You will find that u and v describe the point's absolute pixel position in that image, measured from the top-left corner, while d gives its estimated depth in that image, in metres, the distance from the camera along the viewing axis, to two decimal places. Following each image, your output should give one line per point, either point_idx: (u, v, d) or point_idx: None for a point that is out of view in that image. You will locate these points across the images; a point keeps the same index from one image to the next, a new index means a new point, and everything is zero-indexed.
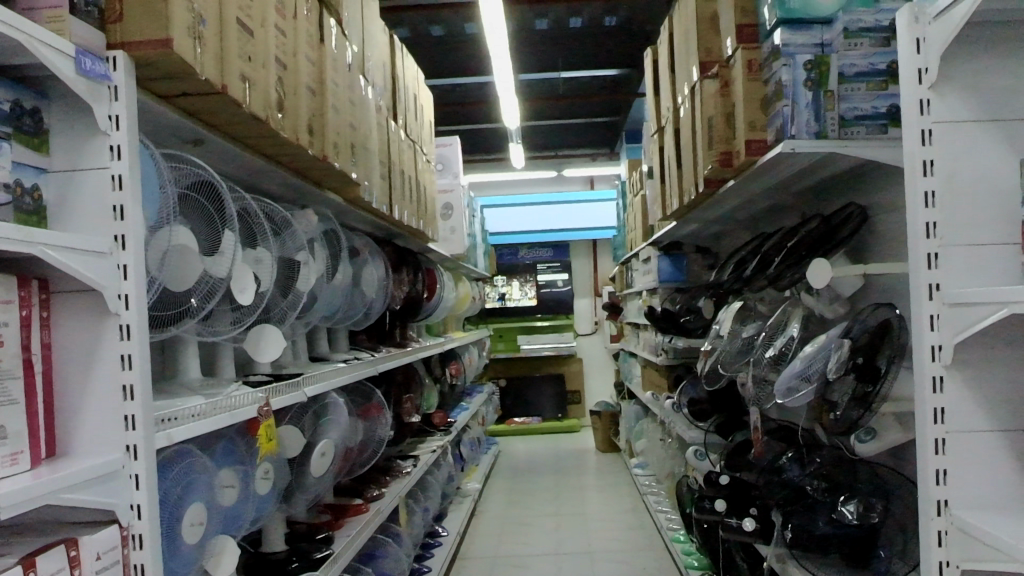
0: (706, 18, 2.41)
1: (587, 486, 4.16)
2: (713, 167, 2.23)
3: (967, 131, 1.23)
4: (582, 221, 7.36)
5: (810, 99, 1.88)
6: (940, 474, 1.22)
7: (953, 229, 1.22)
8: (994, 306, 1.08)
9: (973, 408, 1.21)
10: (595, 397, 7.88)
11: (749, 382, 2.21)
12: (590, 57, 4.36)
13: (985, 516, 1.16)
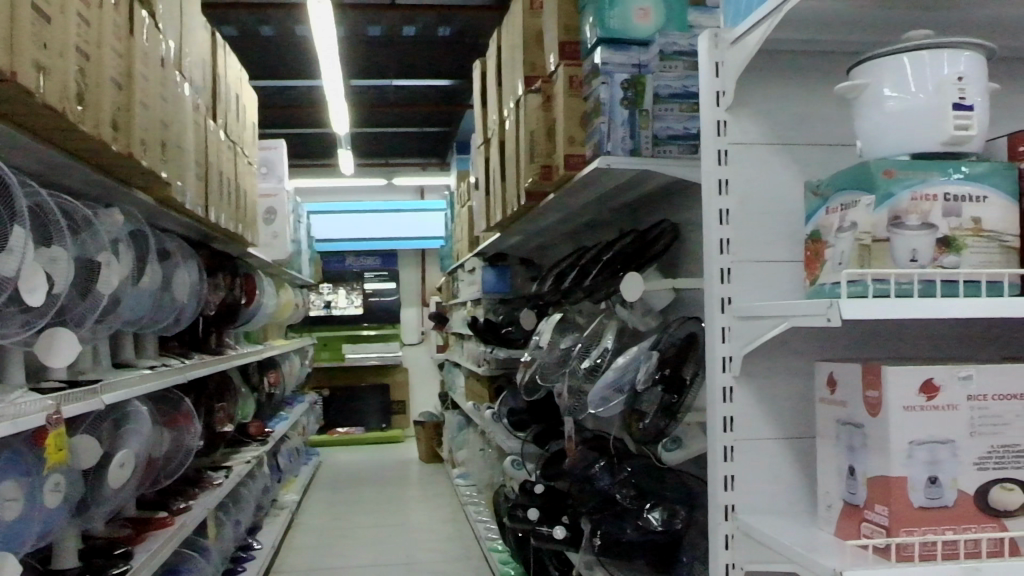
0: (532, 34, 2.45)
1: (409, 497, 4.15)
2: (534, 181, 2.26)
3: (759, 153, 1.30)
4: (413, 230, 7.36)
5: (626, 117, 1.95)
6: (728, 480, 1.26)
7: (743, 245, 1.27)
8: (778, 319, 1.13)
9: (758, 417, 1.27)
10: (420, 407, 7.88)
11: (565, 392, 2.25)
12: (420, 66, 4.36)
13: (768, 520, 1.22)
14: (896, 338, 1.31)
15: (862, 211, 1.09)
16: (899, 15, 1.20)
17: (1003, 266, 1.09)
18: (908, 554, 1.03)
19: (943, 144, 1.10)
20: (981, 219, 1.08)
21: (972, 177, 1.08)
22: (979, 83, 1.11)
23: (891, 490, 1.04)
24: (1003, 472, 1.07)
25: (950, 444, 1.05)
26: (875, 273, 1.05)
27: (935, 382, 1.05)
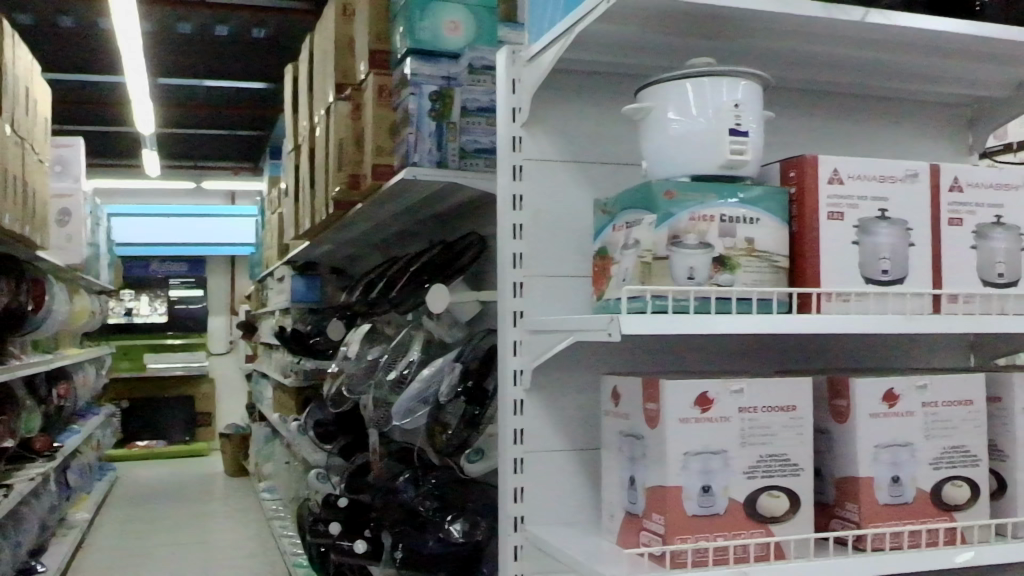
0: (344, 41, 2.42)
1: (212, 513, 4.01)
2: (341, 189, 2.24)
3: (552, 168, 1.33)
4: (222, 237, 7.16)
5: (433, 129, 1.95)
6: (518, 492, 1.28)
7: (534, 260, 1.30)
8: (564, 333, 1.16)
9: (546, 429, 1.31)
10: (227, 419, 7.64)
11: (369, 404, 2.23)
12: (230, 66, 4.24)
13: (555, 531, 1.25)
14: (672, 350, 1.38)
15: (644, 229, 1.13)
16: (682, 40, 1.26)
17: (773, 285, 1.15)
18: (681, 560, 1.08)
19: (721, 167, 1.15)
20: (753, 240, 1.14)
21: (746, 202, 1.14)
22: (754, 111, 1.17)
23: (666, 499, 1.08)
24: (770, 480, 1.13)
25: (722, 454, 1.11)
26: (654, 289, 1.09)
27: (709, 395, 1.10)
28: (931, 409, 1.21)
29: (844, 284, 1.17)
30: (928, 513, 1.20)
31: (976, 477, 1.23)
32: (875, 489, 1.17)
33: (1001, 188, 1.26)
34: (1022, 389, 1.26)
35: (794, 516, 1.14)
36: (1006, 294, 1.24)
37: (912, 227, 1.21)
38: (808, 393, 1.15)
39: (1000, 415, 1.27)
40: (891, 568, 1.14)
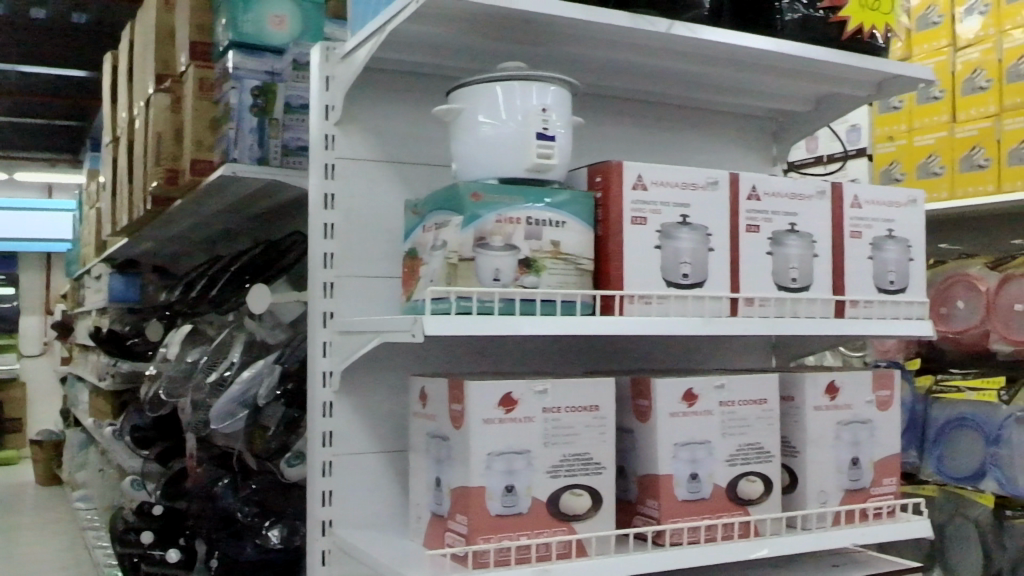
0: (165, 32, 2.33)
1: (19, 524, 3.78)
2: (159, 184, 2.15)
3: (365, 168, 1.32)
4: (34, 230, 6.94)
5: (254, 125, 1.89)
6: (326, 495, 1.27)
7: (345, 261, 1.30)
8: (373, 335, 1.17)
9: (355, 431, 1.31)
10: (41, 425, 7.23)
11: (187, 408, 2.15)
12: (45, 51, 4.01)
13: (363, 535, 1.24)
14: (481, 351, 1.40)
15: (451, 231, 1.13)
16: (496, 44, 1.26)
17: (578, 287, 1.17)
18: (483, 560, 1.10)
19: (528, 170, 1.17)
20: (559, 243, 1.16)
21: (553, 205, 1.16)
22: (562, 116, 1.19)
23: (470, 500, 1.10)
24: (572, 479, 1.16)
25: (525, 454, 1.13)
26: (459, 290, 1.10)
27: (512, 396, 1.12)
28: (728, 408, 1.26)
29: (646, 287, 1.20)
30: (723, 508, 1.25)
31: (769, 473, 1.28)
32: (674, 486, 1.21)
33: (795, 198, 1.32)
34: (812, 388, 1.32)
35: (595, 513, 1.17)
36: (798, 297, 1.30)
37: (712, 232, 1.25)
38: (610, 393, 1.20)
39: (792, 412, 1.33)
40: (685, 562, 1.18)
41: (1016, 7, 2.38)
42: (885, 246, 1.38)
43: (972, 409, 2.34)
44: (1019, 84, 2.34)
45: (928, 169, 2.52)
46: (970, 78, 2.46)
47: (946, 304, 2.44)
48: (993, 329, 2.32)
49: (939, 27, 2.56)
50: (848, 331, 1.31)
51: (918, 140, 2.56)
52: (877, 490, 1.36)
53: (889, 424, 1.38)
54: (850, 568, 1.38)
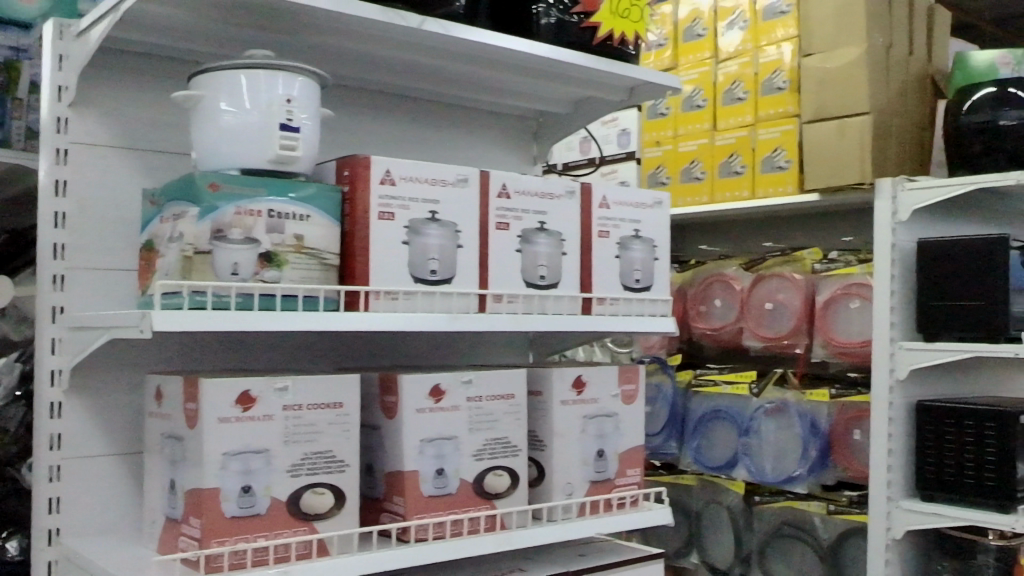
0: None
1: None
2: None
3: (101, 154, 1.28)
4: None
5: None
6: (53, 502, 1.22)
7: (77, 252, 1.25)
8: (101, 331, 1.12)
9: (87, 431, 1.26)
10: None
11: None
12: None
13: (92, 544, 1.20)
14: (226, 348, 1.37)
15: (186, 222, 1.09)
16: (243, 29, 1.23)
17: (321, 282, 1.16)
18: (217, 564, 1.06)
19: (270, 162, 1.14)
20: (302, 237, 1.14)
21: (297, 198, 1.14)
22: (307, 107, 1.17)
23: (203, 502, 1.06)
24: (315, 477, 1.15)
25: (264, 453, 1.11)
26: (192, 284, 1.05)
27: (250, 394, 1.10)
28: (475, 403, 1.27)
29: (391, 282, 1.20)
30: (471, 502, 1.26)
31: (515, 466, 1.30)
32: (420, 482, 1.21)
33: (544, 197, 1.34)
34: (559, 383, 1.35)
35: (338, 512, 1.16)
36: (545, 294, 1.33)
37: (461, 229, 1.26)
38: (354, 390, 1.19)
39: (540, 407, 1.36)
40: (430, 556, 1.19)
41: (771, 24, 2.52)
42: (631, 245, 1.43)
43: (728, 403, 2.48)
44: (772, 97, 2.49)
45: (691, 174, 2.66)
46: (729, 89, 2.60)
47: (704, 303, 2.56)
48: (746, 327, 2.46)
49: (704, 39, 2.69)
50: (593, 327, 1.35)
51: (682, 146, 2.70)
52: (621, 481, 1.41)
53: (634, 417, 1.43)
54: (596, 558, 1.42)
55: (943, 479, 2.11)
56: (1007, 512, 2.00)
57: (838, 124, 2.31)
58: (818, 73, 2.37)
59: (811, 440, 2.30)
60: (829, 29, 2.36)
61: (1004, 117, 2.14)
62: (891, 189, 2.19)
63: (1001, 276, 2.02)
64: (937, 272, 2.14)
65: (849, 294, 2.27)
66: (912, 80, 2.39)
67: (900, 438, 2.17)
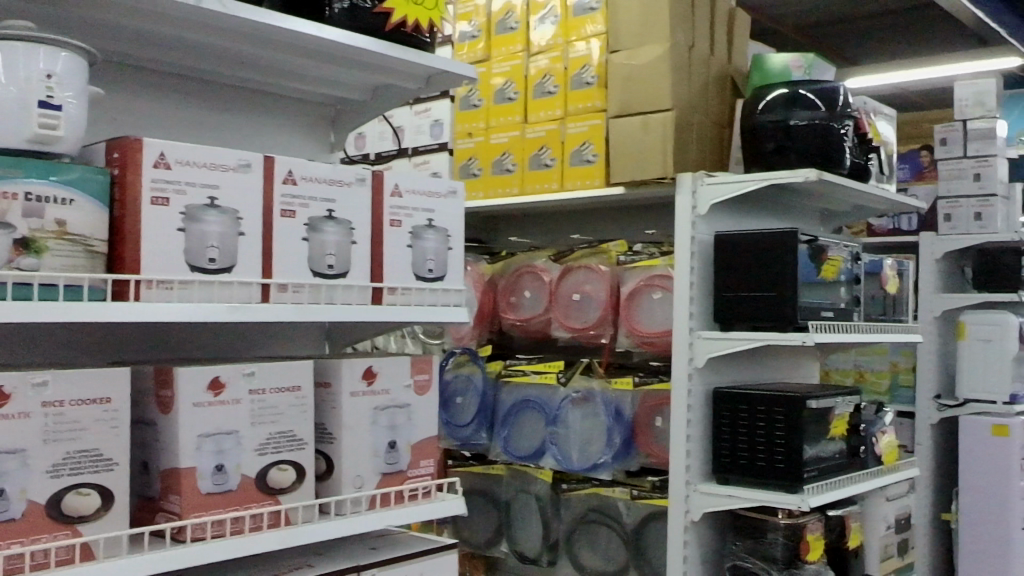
0: None
1: None
2: None
3: None
4: None
5: None
6: None
7: None
8: None
9: None
10: None
11: None
12: None
13: None
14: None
15: None
16: None
17: (87, 271, 1.09)
18: None
19: (28, 142, 1.06)
20: (64, 222, 1.07)
21: (58, 181, 1.06)
22: (72, 85, 1.09)
23: None
24: (78, 477, 1.08)
25: (19, 454, 1.04)
26: None
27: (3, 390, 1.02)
28: (258, 396, 1.23)
29: (165, 271, 1.14)
30: (252, 499, 1.22)
31: (301, 460, 1.27)
32: (196, 479, 1.16)
33: (333, 184, 1.31)
34: (349, 375, 1.32)
35: (106, 513, 1.11)
36: (332, 284, 1.30)
37: (243, 215, 1.21)
38: (124, 385, 1.12)
39: (328, 399, 1.33)
40: (207, 557, 1.14)
41: (581, 20, 2.56)
42: (424, 235, 1.42)
43: (537, 392, 2.52)
44: (581, 92, 2.54)
45: (502, 167, 2.68)
46: (540, 83, 2.63)
47: (514, 294, 2.59)
48: (554, 317, 2.49)
49: (516, 32, 2.72)
50: (382, 318, 1.34)
51: (494, 138, 2.71)
52: (413, 472, 1.40)
53: (427, 408, 1.42)
54: (388, 550, 1.40)
55: (737, 462, 2.19)
56: (795, 493, 2.10)
57: (642, 119, 2.37)
58: (624, 70, 2.42)
59: (615, 427, 2.36)
60: (635, 27, 2.42)
61: (795, 117, 2.25)
62: (691, 183, 2.27)
63: (790, 267, 2.11)
64: (731, 264, 2.22)
65: (652, 286, 2.33)
66: (712, 79, 2.47)
67: (698, 424, 2.26)
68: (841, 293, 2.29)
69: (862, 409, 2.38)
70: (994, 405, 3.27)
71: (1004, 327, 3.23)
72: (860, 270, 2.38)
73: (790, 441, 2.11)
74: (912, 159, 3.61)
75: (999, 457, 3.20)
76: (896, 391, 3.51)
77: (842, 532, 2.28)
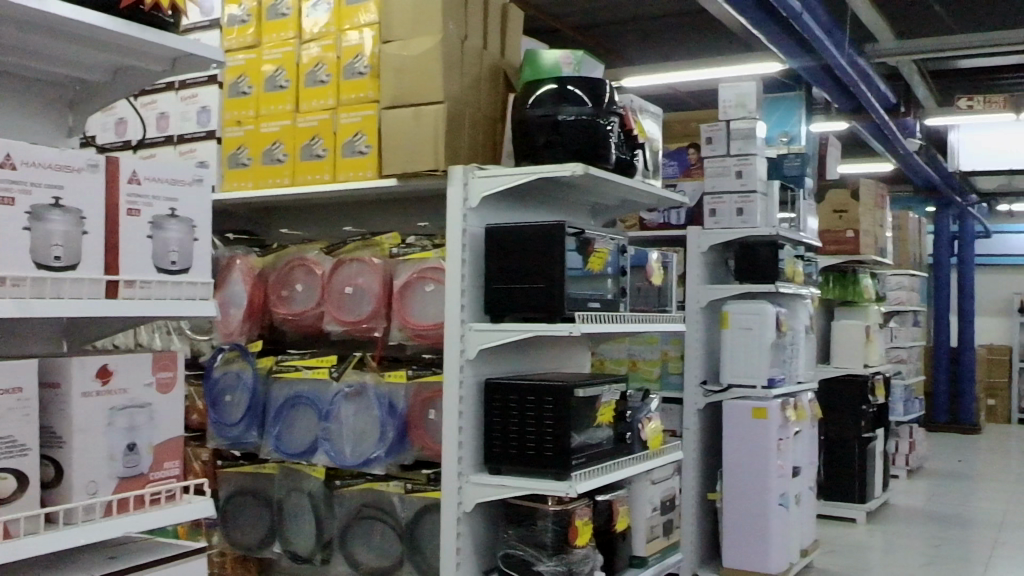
0: None
1: None
2: None
3: None
4: None
5: None
6: None
7: None
8: None
9: None
10: None
11: None
12: None
13: None
14: None
15: None
16: None
17: None
18: None
19: None
20: None
21: None
22: None
23: None
24: None
25: None
26: None
27: None
28: None
29: None
30: None
31: (24, 467, 1.17)
32: None
33: (60, 169, 1.21)
34: (79, 373, 1.23)
35: None
36: (59, 277, 1.21)
37: None
38: None
39: (55, 400, 1.23)
40: None
41: (354, 9, 2.52)
42: (166, 225, 1.35)
43: (308, 388, 2.46)
44: (353, 82, 2.49)
45: (272, 156, 2.61)
46: (312, 71, 2.56)
47: (286, 288, 2.53)
48: (327, 311, 2.45)
49: (287, 19, 2.64)
50: (115, 313, 1.26)
51: (264, 127, 2.62)
52: (156, 475, 1.33)
53: (170, 406, 1.36)
54: (129, 558, 1.33)
55: (508, 452, 2.22)
56: (563, 479, 2.14)
57: (413, 111, 2.35)
58: (396, 60, 2.40)
59: (388, 421, 2.34)
60: (407, 18, 2.40)
61: (563, 113, 2.28)
62: (462, 175, 2.28)
63: (558, 259, 2.15)
64: (501, 256, 2.24)
65: (424, 278, 2.33)
66: (485, 73, 2.48)
67: (470, 416, 2.27)
68: (606, 285, 2.33)
69: (627, 396, 2.45)
70: (754, 388, 3.46)
71: (761, 316, 3.45)
72: (626, 263, 2.42)
73: (558, 430, 2.14)
74: (680, 156, 3.78)
75: (757, 437, 3.41)
76: (666, 378, 3.64)
77: (609, 516, 2.35)
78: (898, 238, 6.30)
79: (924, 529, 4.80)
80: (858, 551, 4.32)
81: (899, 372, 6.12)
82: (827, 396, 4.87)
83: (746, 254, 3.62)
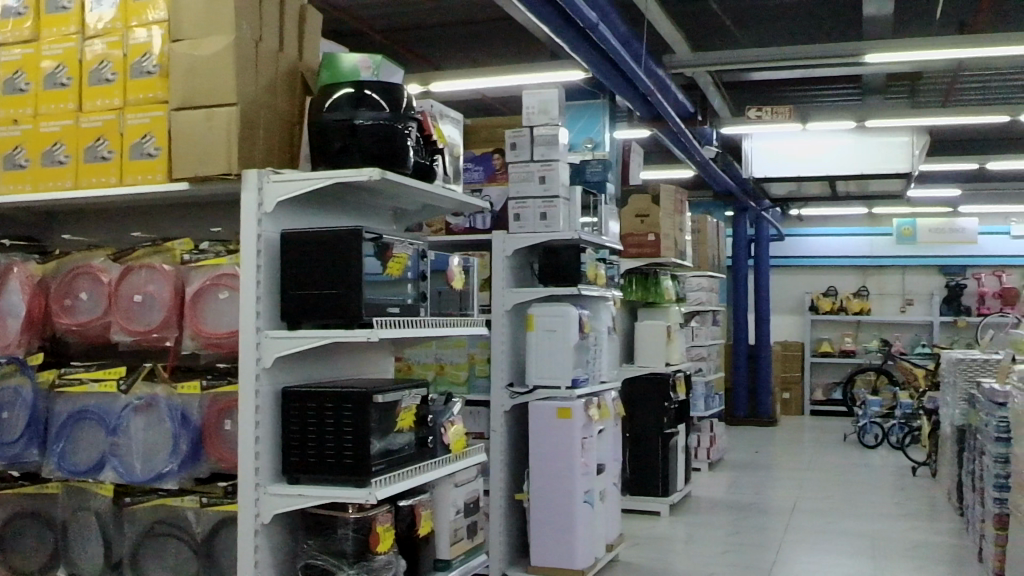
0: None
1: None
2: None
3: None
4: None
5: None
6: None
7: None
8: None
9: None
10: None
11: None
12: None
13: None
14: None
15: None
16: None
17: None
18: None
19: None
20: None
21: None
22: None
23: None
24: None
25: None
26: None
27: None
28: None
29: None
30: None
31: None
32: None
33: None
34: None
35: None
36: None
37: None
38: None
39: None
40: None
41: (141, 5, 2.41)
42: None
43: (95, 402, 2.34)
44: (141, 81, 2.39)
45: (53, 157, 2.47)
46: (96, 69, 2.44)
47: (69, 296, 2.40)
48: (114, 321, 2.34)
49: (69, 13, 2.50)
50: None
51: (43, 127, 2.49)
52: None
53: None
54: None
55: (307, 461, 2.18)
56: (363, 486, 2.13)
57: (206, 112, 2.28)
58: (186, 60, 2.31)
59: (181, 434, 2.25)
60: (197, 16, 2.31)
61: (360, 117, 2.26)
62: (257, 180, 2.22)
63: (356, 264, 2.13)
64: (298, 262, 2.20)
65: (218, 285, 2.26)
66: (280, 75, 2.43)
67: (267, 426, 2.21)
68: (406, 289, 2.32)
69: (428, 400, 2.46)
70: (559, 389, 3.55)
71: (565, 318, 3.54)
72: (426, 268, 2.42)
73: (358, 437, 2.12)
74: (485, 162, 3.83)
75: (562, 437, 3.50)
76: (473, 381, 3.67)
77: (412, 522, 2.35)
78: (697, 241, 6.59)
79: (724, 519, 5.05)
80: (663, 543, 4.49)
81: (700, 369, 6.40)
82: (631, 395, 5.04)
83: (549, 257, 3.70)
